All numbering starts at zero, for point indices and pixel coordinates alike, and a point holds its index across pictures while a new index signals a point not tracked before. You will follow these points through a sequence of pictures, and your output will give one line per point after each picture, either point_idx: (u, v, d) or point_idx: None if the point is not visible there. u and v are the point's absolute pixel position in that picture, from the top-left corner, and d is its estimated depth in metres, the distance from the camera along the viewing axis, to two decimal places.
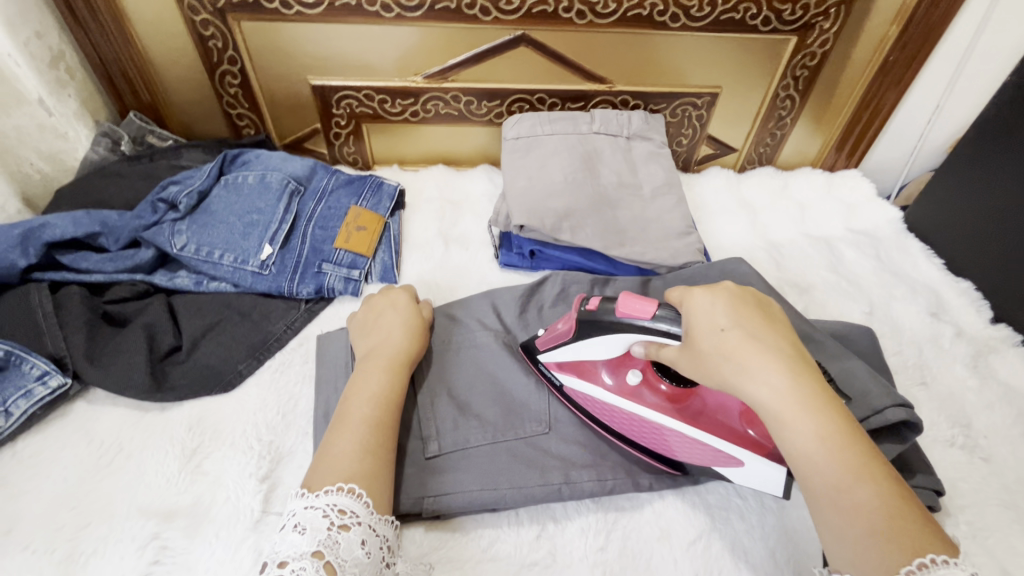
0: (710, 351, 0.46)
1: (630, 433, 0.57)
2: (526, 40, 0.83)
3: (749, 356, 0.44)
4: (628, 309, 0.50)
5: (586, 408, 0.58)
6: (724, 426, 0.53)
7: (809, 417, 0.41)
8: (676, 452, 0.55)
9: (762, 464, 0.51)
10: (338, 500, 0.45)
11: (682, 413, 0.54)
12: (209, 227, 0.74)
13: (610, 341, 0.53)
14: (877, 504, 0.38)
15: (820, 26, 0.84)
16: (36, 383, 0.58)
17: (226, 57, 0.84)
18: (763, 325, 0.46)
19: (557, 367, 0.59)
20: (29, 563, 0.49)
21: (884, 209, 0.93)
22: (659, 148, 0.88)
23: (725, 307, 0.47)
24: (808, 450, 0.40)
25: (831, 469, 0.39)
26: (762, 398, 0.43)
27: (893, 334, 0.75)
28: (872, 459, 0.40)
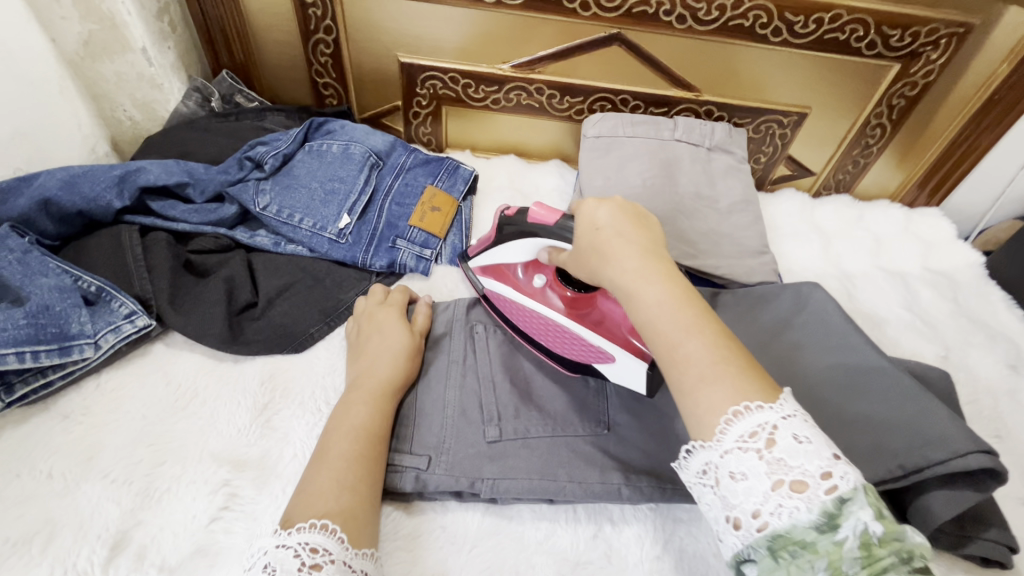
0: (587, 241, 0.50)
1: (534, 333, 0.63)
2: (620, 39, 0.83)
3: (615, 247, 0.47)
4: (539, 217, 0.56)
5: (499, 309, 0.67)
6: (611, 328, 0.58)
7: (659, 284, 0.45)
8: (568, 350, 0.61)
9: (628, 358, 0.55)
10: (310, 538, 0.42)
11: (578, 316, 0.61)
12: (291, 191, 0.75)
13: (516, 245, 0.61)
14: (704, 355, 0.41)
15: (927, 55, 0.81)
16: (125, 321, 0.60)
17: (323, 25, 0.85)
18: (631, 221, 0.49)
19: (481, 273, 0.69)
20: (109, 491, 0.51)
21: (963, 251, 0.90)
22: (738, 162, 0.87)
23: (614, 209, 0.50)
24: (654, 313, 0.44)
25: (666, 332, 0.43)
26: (615, 276, 0.46)
27: (968, 381, 0.72)
28: (715, 324, 0.43)
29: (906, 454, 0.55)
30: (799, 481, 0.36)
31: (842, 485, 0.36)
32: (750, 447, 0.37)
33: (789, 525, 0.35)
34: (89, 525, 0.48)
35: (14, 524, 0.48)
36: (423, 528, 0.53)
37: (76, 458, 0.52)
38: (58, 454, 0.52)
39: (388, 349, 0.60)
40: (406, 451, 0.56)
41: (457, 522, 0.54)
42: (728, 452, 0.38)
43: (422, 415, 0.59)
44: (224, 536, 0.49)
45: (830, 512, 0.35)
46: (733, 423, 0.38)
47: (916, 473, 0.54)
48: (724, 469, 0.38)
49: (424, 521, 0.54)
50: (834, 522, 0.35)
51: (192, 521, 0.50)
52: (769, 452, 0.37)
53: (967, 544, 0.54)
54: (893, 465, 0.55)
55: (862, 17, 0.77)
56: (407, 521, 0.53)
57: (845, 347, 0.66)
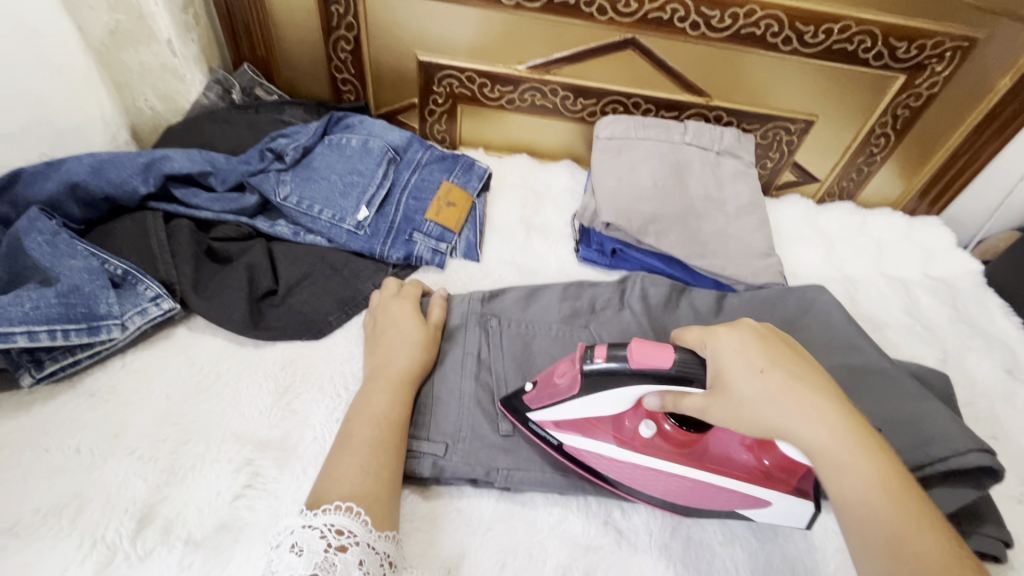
0: (749, 409, 0.43)
1: (641, 485, 0.54)
2: (635, 44, 0.85)
3: (801, 404, 0.42)
4: (647, 358, 0.46)
5: (587, 464, 0.55)
6: (738, 465, 0.52)
7: (858, 459, 0.41)
8: (699, 500, 0.53)
9: (789, 500, 0.51)
10: (336, 520, 0.44)
11: (700, 460, 0.53)
12: (311, 182, 0.77)
13: (621, 395, 0.49)
14: (941, 549, 0.37)
15: (932, 68, 0.83)
16: (151, 304, 0.61)
17: (344, 23, 0.86)
18: (792, 359, 0.45)
19: (553, 427, 0.54)
20: (135, 467, 0.52)
21: (963, 259, 0.92)
22: (747, 167, 0.89)
23: (764, 355, 0.44)
24: (864, 509, 0.40)
25: (892, 520, 0.39)
26: (814, 447, 0.41)
27: (965, 384, 0.74)
28: (927, 508, 0.39)
29: (908, 450, 0.57)
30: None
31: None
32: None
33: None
34: (116, 499, 0.50)
35: (44, 496, 0.49)
36: (439, 510, 0.55)
37: (102, 435, 0.54)
38: (86, 431, 0.54)
39: (406, 337, 0.62)
40: (422, 436, 0.57)
41: (473, 506, 0.55)
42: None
43: (437, 403, 0.60)
44: (247, 513, 0.51)
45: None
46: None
47: (918, 470, 0.56)
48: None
49: (440, 503, 0.55)
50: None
51: (216, 498, 0.51)
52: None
53: (968, 537, 0.55)
54: None
55: (870, 29, 0.79)
56: (424, 503, 0.55)
57: (849, 348, 0.68)
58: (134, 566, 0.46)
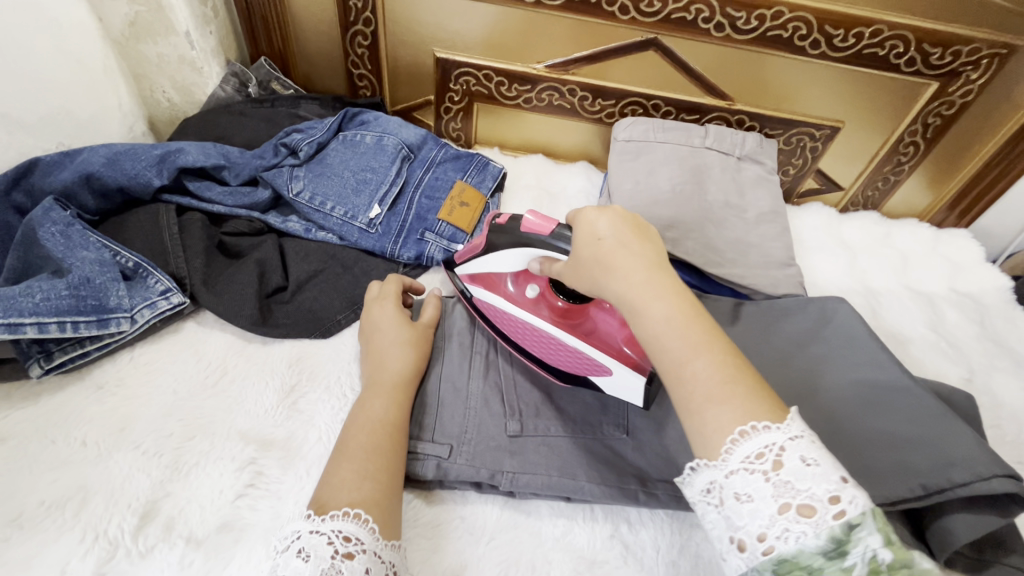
0: (588, 251, 0.47)
1: (524, 343, 0.62)
2: (657, 45, 0.83)
3: (620, 259, 0.45)
4: (534, 228, 0.54)
5: (489, 317, 0.64)
6: (605, 340, 0.56)
7: (660, 297, 0.43)
8: (562, 362, 0.59)
9: (627, 373, 0.54)
10: (344, 527, 0.43)
11: (570, 327, 0.59)
12: (324, 178, 0.76)
13: (510, 251, 0.58)
14: (713, 376, 0.39)
15: (967, 75, 0.80)
16: (161, 298, 0.61)
17: (362, 18, 0.86)
18: (630, 228, 0.47)
19: (469, 279, 0.66)
20: (140, 462, 0.52)
21: (992, 274, 0.89)
22: (768, 173, 0.87)
23: (613, 219, 0.48)
24: (661, 333, 0.42)
25: (676, 352, 0.41)
26: (618, 290, 0.44)
27: (991, 405, 0.72)
28: (724, 343, 0.42)
29: (929, 474, 0.55)
30: (808, 505, 0.34)
31: (851, 511, 0.34)
32: (757, 469, 0.36)
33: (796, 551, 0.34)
34: (120, 494, 0.49)
35: (49, 488, 0.49)
36: (442, 518, 0.54)
37: (109, 428, 0.53)
38: (93, 423, 0.54)
39: (393, 339, 0.60)
40: (426, 439, 0.56)
41: (477, 514, 0.54)
42: (734, 473, 0.37)
43: (444, 404, 0.59)
44: (249, 513, 0.50)
45: (839, 538, 0.33)
46: (737, 442, 0.37)
47: (938, 494, 0.54)
48: (728, 490, 0.37)
49: (443, 510, 0.54)
50: (843, 548, 0.33)
51: (219, 496, 0.51)
52: (776, 475, 0.35)
53: (987, 567, 0.54)
54: (915, 484, 0.55)
55: (903, 33, 0.76)
56: (428, 510, 0.54)
57: (871, 364, 0.65)
58: (134, 563, 0.46)
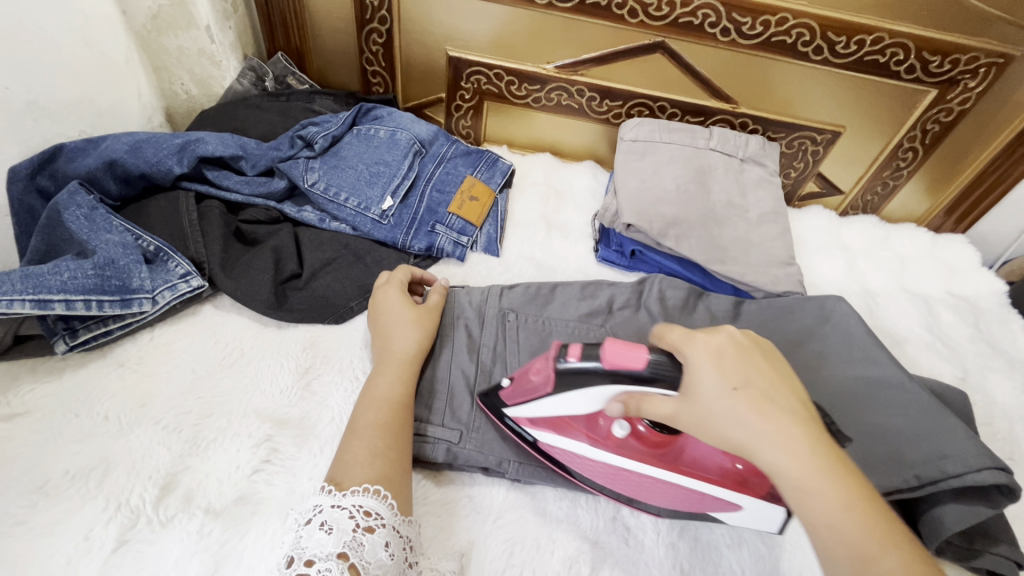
0: (722, 404, 0.42)
1: (614, 481, 0.54)
2: (664, 48, 0.85)
3: (771, 419, 0.41)
4: (619, 359, 0.46)
5: (564, 459, 0.55)
6: (712, 466, 0.51)
7: (819, 470, 0.39)
8: (670, 502, 0.53)
9: (761, 508, 0.50)
10: (364, 502, 0.45)
11: (672, 463, 0.51)
12: (339, 171, 0.78)
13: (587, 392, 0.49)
14: (906, 573, 0.35)
15: (965, 83, 0.82)
16: (181, 281, 0.63)
17: (378, 16, 0.88)
18: (760, 365, 0.44)
19: (527, 422, 0.54)
20: (160, 436, 0.54)
21: (987, 278, 0.91)
22: (770, 175, 0.89)
23: (733, 355, 0.44)
24: (830, 517, 0.38)
25: (857, 543, 0.37)
26: (774, 466, 0.40)
27: (984, 403, 0.73)
28: (893, 521, 0.38)
29: (923, 465, 0.57)
30: None
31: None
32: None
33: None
34: (141, 465, 0.51)
35: (73, 459, 0.51)
36: (450, 497, 0.56)
37: (130, 404, 0.55)
38: (115, 399, 0.56)
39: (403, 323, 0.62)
40: (433, 422, 0.58)
41: (484, 494, 0.56)
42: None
43: (453, 390, 0.61)
44: (266, 487, 0.52)
45: None
46: None
47: (931, 485, 0.56)
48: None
49: (451, 490, 0.56)
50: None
51: (236, 471, 0.52)
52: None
53: (976, 556, 0.56)
54: (908, 475, 0.57)
55: (903, 41, 0.79)
56: (437, 489, 0.56)
57: (867, 360, 0.67)
58: (156, 531, 0.48)
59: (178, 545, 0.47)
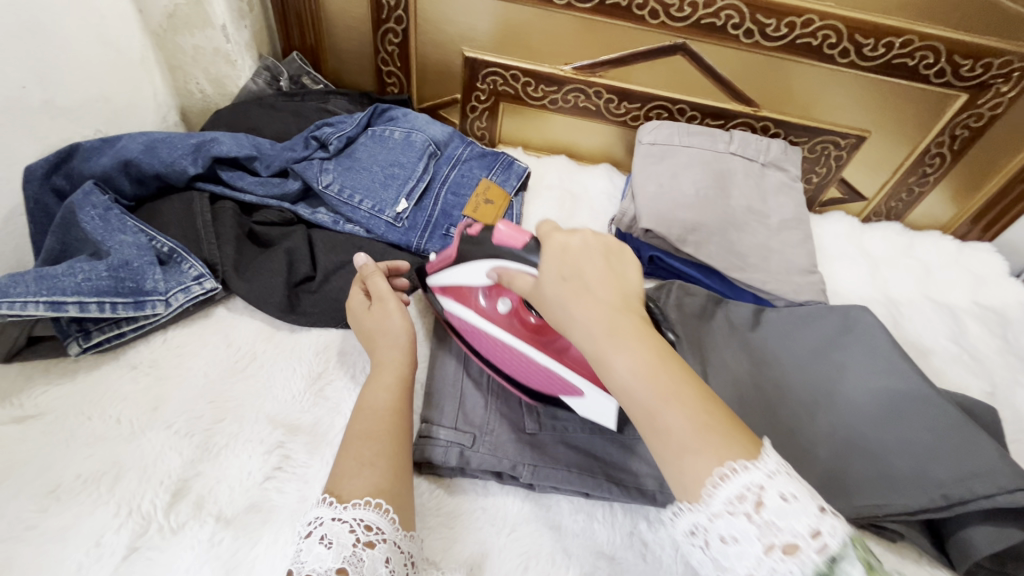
0: (556, 290, 0.43)
1: (496, 359, 0.60)
2: (685, 50, 0.83)
3: (581, 301, 0.41)
4: (505, 238, 0.52)
5: (462, 331, 0.62)
6: (585, 365, 0.54)
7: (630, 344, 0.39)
8: (536, 382, 0.57)
9: (599, 396, 0.53)
10: (365, 515, 0.43)
11: (545, 347, 0.56)
12: (353, 172, 0.77)
13: (477, 266, 0.56)
14: (687, 425, 0.35)
15: (996, 88, 0.80)
16: (194, 282, 0.62)
17: (394, 15, 0.87)
18: (600, 261, 0.44)
19: (440, 290, 0.63)
20: (172, 441, 0.53)
21: (1015, 288, 0.88)
22: (792, 180, 0.87)
23: (577, 251, 0.45)
24: (628, 382, 0.38)
25: (642, 402, 0.37)
26: (580, 340, 0.41)
27: (1013, 419, 0.71)
28: (691, 385, 0.38)
29: (952, 485, 0.55)
30: None
31: (833, 542, 0.31)
32: (739, 510, 0.33)
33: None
34: (153, 471, 0.51)
35: (84, 463, 0.50)
36: (463, 507, 0.55)
37: (142, 407, 0.55)
38: (127, 402, 0.55)
39: None
40: (442, 425, 0.58)
41: (498, 505, 0.55)
42: (716, 516, 0.33)
43: (465, 397, 0.61)
44: (277, 494, 0.51)
45: None
46: None
47: (960, 505, 0.54)
48: (712, 533, 0.34)
49: (464, 501, 0.55)
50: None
51: (247, 478, 0.52)
52: (759, 515, 0.32)
53: None
54: (937, 494, 0.55)
55: (934, 44, 0.76)
56: (450, 499, 0.55)
57: (893, 372, 0.65)
58: (167, 539, 0.47)
59: (188, 554, 0.47)
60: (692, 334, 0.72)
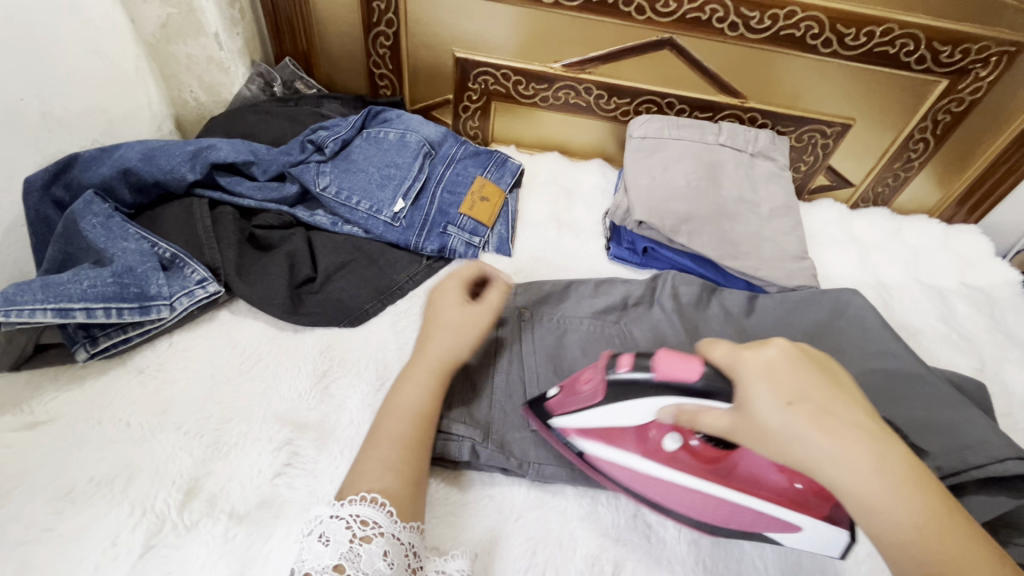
0: (786, 424, 0.37)
1: (665, 498, 0.52)
2: (672, 44, 0.85)
3: (834, 441, 0.36)
4: (669, 367, 0.45)
5: (610, 471, 0.53)
6: (762, 484, 0.48)
7: (895, 495, 0.36)
8: (724, 517, 0.51)
9: (818, 528, 0.47)
10: (361, 511, 0.44)
11: (728, 478, 0.49)
12: (350, 174, 0.78)
13: (633, 408, 0.48)
14: None
15: (976, 73, 0.82)
16: (198, 286, 0.63)
17: (384, 19, 0.88)
18: (824, 382, 0.39)
19: (579, 433, 0.53)
20: (182, 442, 0.54)
21: (1002, 268, 0.91)
22: (780, 169, 0.89)
23: (786, 370, 0.39)
24: (894, 537, 0.36)
25: (933, 567, 0.35)
26: (844, 488, 0.37)
27: (1003, 394, 0.73)
28: (971, 540, 0.36)
29: (943, 457, 0.56)
30: None
31: None
32: None
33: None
34: (164, 472, 0.52)
35: (97, 466, 0.51)
36: (467, 497, 0.56)
37: (151, 411, 0.56)
38: (135, 406, 0.56)
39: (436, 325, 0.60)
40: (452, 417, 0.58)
41: (504, 494, 0.56)
42: None
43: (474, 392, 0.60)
44: (288, 490, 0.52)
45: None
46: None
47: (953, 476, 0.55)
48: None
49: (471, 490, 0.56)
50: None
51: (257, 475, 0.53)
52: None
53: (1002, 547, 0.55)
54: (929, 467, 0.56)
55: (913, 32, 0.78)
56: (456, 490, 0.56)
57: (885, 352, 0.67)
58: (181, 536, 0.48)
59: (203, 550, 0.47)
60: (688, 322, 0.73)
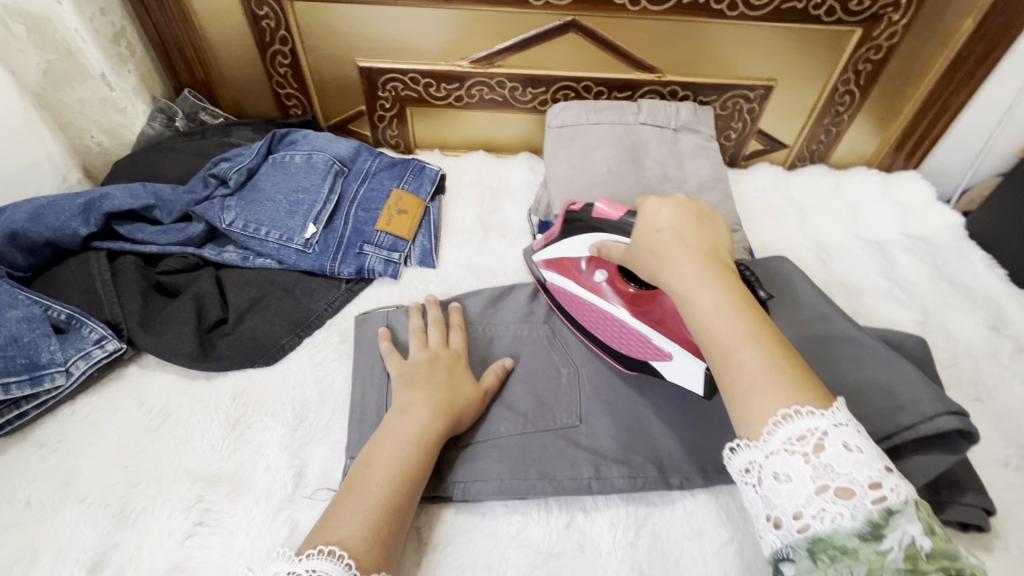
0: (643, 242, 0.48)
1: (591, 327, 0.63)
2: (576, 26, 0.82)
3: (672, 249, 0.45)
4: (603, 211, 0.57)
5: (562, 300, 0.66)
6: (671, 326, 0.56)
7: (713, 287, 0.41)
8: (626, 346, 0.59)
9: (688, 360, 0.53)
10: (318, 565, 0.41)
11: (637, 312, 0.58)
12: (256, 205, 0.75)
13: (577, 241, 0.61)
14: (759, 364, 0.38)
15: (888, 17, 0.79)
16: (95, 346, 0.61)
17: (278, 36, 0.85)
18: (694, 220, 0.47)
19: (545, 264, 0.67)
20: (87, 514, 0.52)
21: (943, 213, 0.89)
22: (706, 141, 0.86)
23: (670, 212, 0.48)
24: (710, 319, 0.40)
25: (726, 339, 0.40)
26: (671, 280, 0.44)
27: (946, 344, 0.72)
28: (772, 333, 0.40)
29: (876, 422, 0.54)
30: None
31: (891, 497, 0.34)
32: (797, 450, 0.36)
33: (831, 529, 0.34)
34: (68, 548, 0.49)
35: None
36: None
37: (53, 485, 0.53)
38: (36, 483, 0.53)
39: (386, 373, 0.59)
40: None
41: (431, 524, 0.54)
42: (774, 454, 0.36)
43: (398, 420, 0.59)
44: (200, 551, 0.50)
45: None
46: None
47: (887, 440, 0.52)
48: (768, 469, 0.37)
49: None
50: (879, 532, 0.33)
51: (168, 538, 0.51)
52: (816, 457, 0.35)
53: (946, 509, 0.53)
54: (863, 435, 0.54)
55: None
56: None
57: (818, 318, 0.65)
58: None
59: None
60: None
